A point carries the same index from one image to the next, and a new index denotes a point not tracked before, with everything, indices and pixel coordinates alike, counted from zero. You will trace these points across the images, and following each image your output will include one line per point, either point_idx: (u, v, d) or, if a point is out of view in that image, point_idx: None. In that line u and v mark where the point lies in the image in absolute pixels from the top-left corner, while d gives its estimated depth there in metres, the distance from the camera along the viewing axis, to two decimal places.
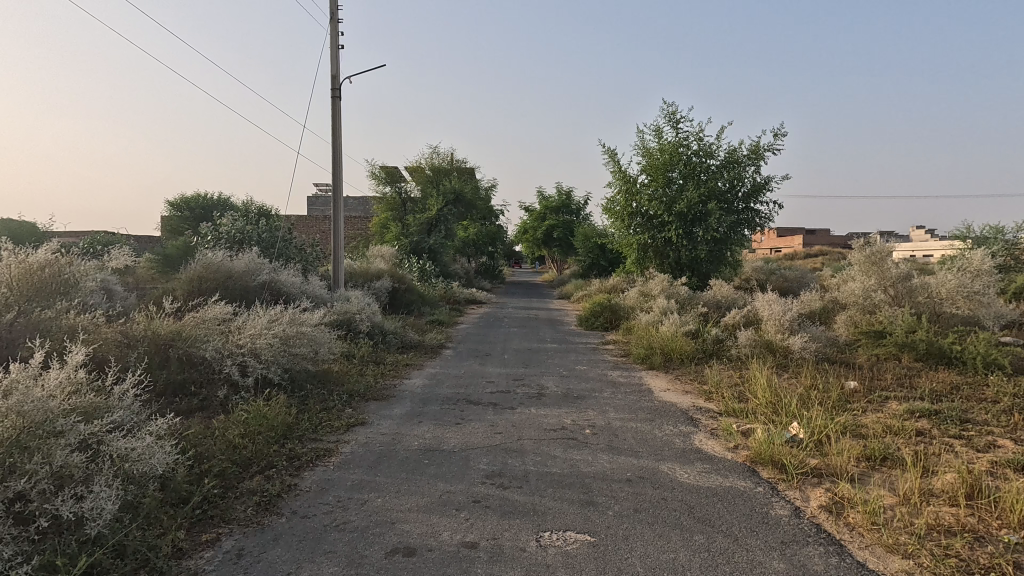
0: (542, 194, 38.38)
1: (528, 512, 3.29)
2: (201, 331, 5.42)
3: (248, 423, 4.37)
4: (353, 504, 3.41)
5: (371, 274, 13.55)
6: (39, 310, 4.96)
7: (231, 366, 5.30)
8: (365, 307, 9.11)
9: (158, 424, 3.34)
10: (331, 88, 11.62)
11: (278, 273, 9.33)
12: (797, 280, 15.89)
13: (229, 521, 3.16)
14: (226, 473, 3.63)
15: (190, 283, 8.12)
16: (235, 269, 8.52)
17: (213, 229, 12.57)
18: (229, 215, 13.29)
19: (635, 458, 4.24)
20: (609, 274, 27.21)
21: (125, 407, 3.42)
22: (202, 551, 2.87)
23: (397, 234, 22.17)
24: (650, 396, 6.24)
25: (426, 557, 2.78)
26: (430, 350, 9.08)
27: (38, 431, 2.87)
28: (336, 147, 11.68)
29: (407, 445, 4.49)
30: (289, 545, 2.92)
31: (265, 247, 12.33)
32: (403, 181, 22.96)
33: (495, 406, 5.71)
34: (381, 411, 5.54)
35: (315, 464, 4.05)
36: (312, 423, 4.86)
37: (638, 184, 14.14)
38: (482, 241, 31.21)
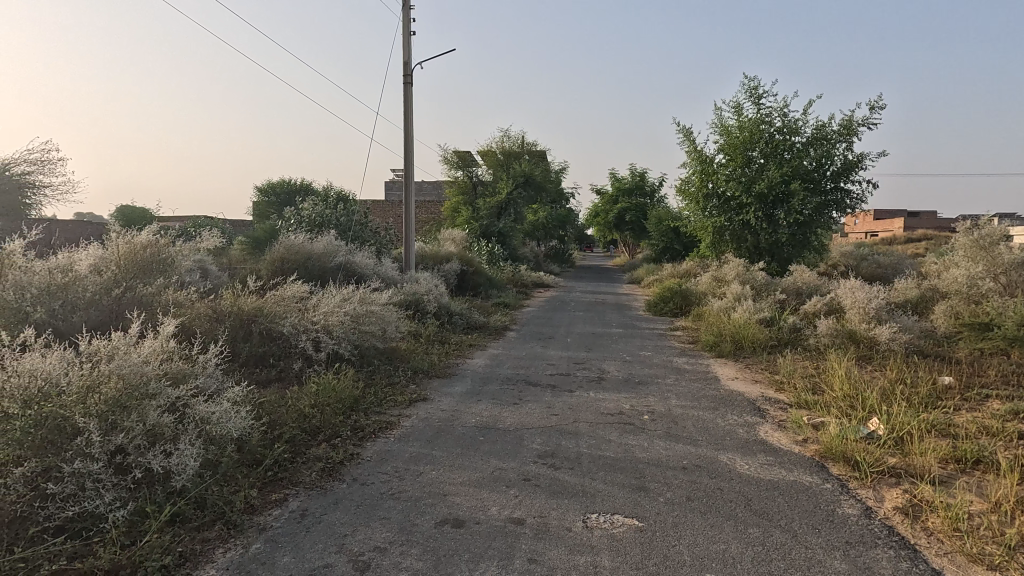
0: (614, 176, 37.52)
1: (577, 493, 3.29)
2: (280, 308, 5.82)
3: (317, 395, 4.64)
4: (409, 475, 3.56)
5: (441, 257, 13.91)
6: (143, 286, 5.53)
7: (306, 341, 5.64)
8: (433, 288, 9.37)
9: (236, 391, 3.64)
10: (404, 74, 11.93)
11: (353, 255, 9.79)
12: (893, 266, 14.62)
13: (296, 484, 3.40)
14: (296, 439, 3.89)
15: (273, 263, 8.72)
16: (314, 250, 9.04)
17: (296, 214, 13.37)
18: (311, 199, 14.07)
19: (693, 446, 4.13)
20: (683, 259, 26.29)
21: (209, 374, 3.75)
22: (271, 509, 3.11)
23: (468, 218, 22.56)
24: (715, 384, 6.03)
25: (473, 530, 2.87)
26: (495, 331, 9.23)
27: (135, 392, 3.23)
28: (408, 132, 12.03)
29: (465, 422, 4.62)
30: (346, 509, 3.10)
31: (342, 230, 12.93)
32: (475, 165, 23.26)
33: (554, 388, 5.73)
34: (443, 388, 5.72)
35: (378, 435, 4.25)
36: (377, 397, 5.10)
37: (714, 164, 13.50)
38: (552, 225, 31.07)
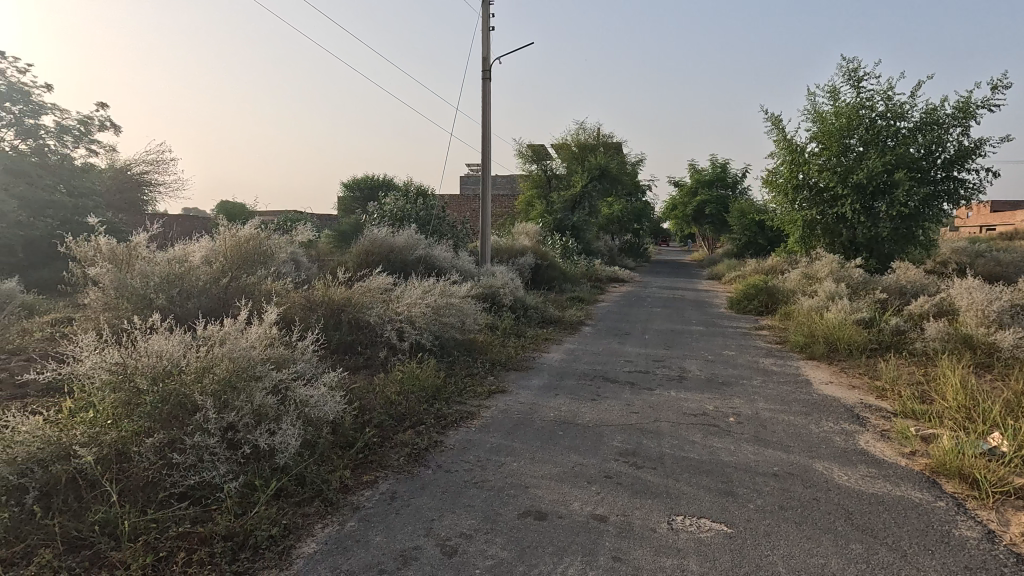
0: (694, 167, 36.12)
1: (661, 493, 3.23)
2: (367, 299, 6.10)
3: (402, 383, 4.83)
4: (491, 465, 3.63)
5: (516, 251, 14.02)
6: (246, 276, 5.97)
7: (391, 331, 5.88)
8: (509, 281, 9.47)
9: (330, 377, 3.86)
10: (483, 69, 12.09)
11: (432, 248, 10.07)
12: (1016, 265, 13.08)
13: (385, 467, 3.57)
14: (384, 425, 4.07)
15: (358, 256, 9.16)
16: (396, 243, 9.39)
17: (378, 208, 13.95)
18: (392, 194, 14.62)
19: (784, 452, 3.92)
20: (768, 254, 24.88)
21: (306, 359, 4.00)
22: (363, 489, 3.28)
23: (542, 211, 22.56)
24: (807, 388, 5.68)
25: (557, 523, 2.88)
26: (570, 326, 9.19)
27: (243, 374, 3.50)
28: (486, 127, 12.19)
29: (543, 416, 4.64)
30: (433, 495, 3.22)
31: (421, 224, 13.32)
32: (549, 158, 23.22)
33: (633, 385, 5.63)
34: (520, 381, 5.78)
35: (460, 424, 4.37)
36: (458, 387, 5.24)
37: (806, 154, 12.67)
38: (627, 219, 30.43)
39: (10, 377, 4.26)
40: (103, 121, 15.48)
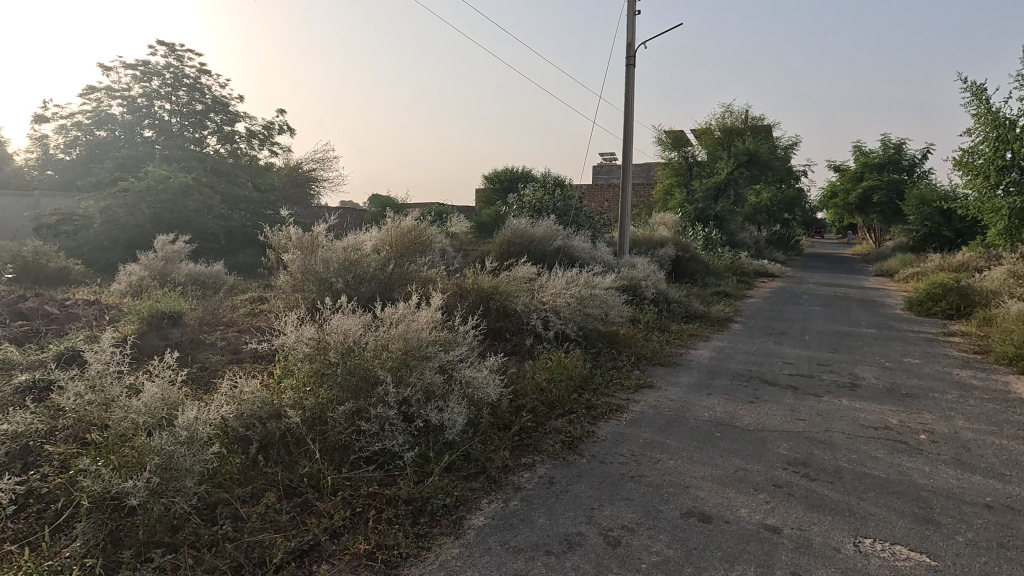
0: (860, 149, 32.03)
1: (842, 511, 2.93)
2: (514, 287, 6.29)
3: (551, 370, 4.92)
4: (647, 460, 3.57)
5: (655, 242, 13.58)
6: (407, 264, 6.47)
7: (537, 320, 6.02)
8: (651, 273, 9.18)
9: (490, 361, 4.05)
10: (626, 56, 11.80)
11: (572, 239, 10.09)
12: None
13: (541, 451, 3.68)
14: (538, 411, 4.20)
15: (501, 246, 9.49)
16: (537, 234, 9.58)
17: (518, 199, 14.33)
18: (532, 185, 14.91)
19: (997, 481, 3.34)
20: (955, 248, 21.30)
21: (467, 342, 4.24)
22: (522, 471, 3.42)
23: (681, 201, 21.55)
24: (1021, 408, 4.78)
25: (724, 528, 2.76)
26: (717, 322, 8.70)
27: (415, 353, 3.80)
28: (628, 114, 11.89)
29: (696, 415, 4.45)
30: (590, 484, 3.25)
31: (559, 214, 13.41)
32: (690, 145, 22.08)
33: (796, 390, 5.17)
34: (668, 377, 5.61)
35: (610, 417, 4.36)
36: (605, 379, 5.21)
37: (1018, 128, 10.59)
38: (778, 208, 27.93)
39: (229, 345, 5.07)
40: (284, 126, 17.70)
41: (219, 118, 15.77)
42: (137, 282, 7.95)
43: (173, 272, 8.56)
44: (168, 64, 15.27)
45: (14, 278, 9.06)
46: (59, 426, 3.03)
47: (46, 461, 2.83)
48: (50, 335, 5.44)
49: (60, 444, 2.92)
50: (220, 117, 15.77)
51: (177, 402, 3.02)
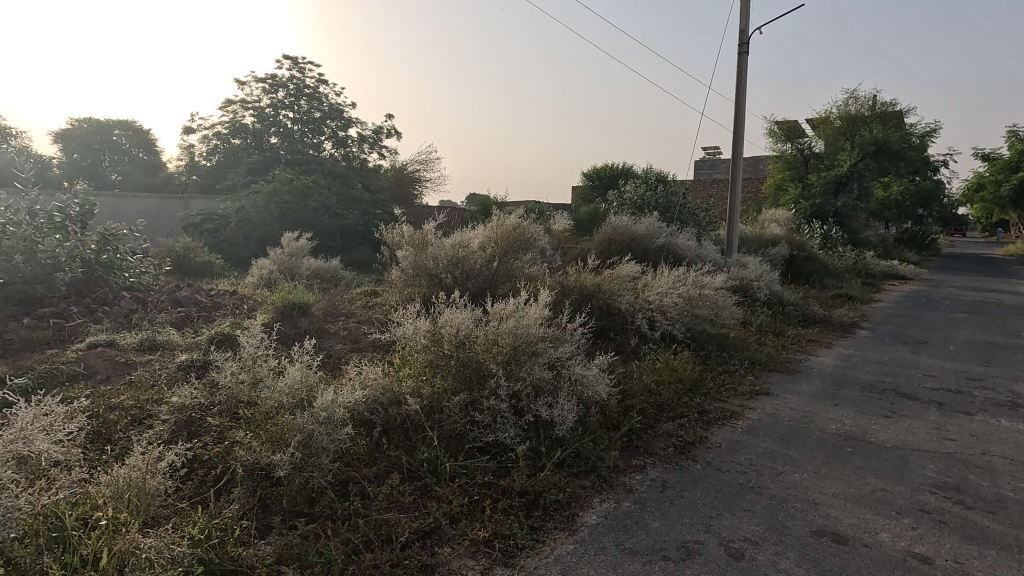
0: (1016, 135, 27.89)
1: (1008, 546, 2.58)
2: (619, 286, 6.17)
3: (659, 372, 4.78)
4: (768, 472, 3.36)
5: (766, 240, 12.74)
6: (512, 261, 6.57)
7: (642, 319, 5.87)
8: (765, 273, 8.62)
9: (599, 359, 4.01)
10: (739, 43, 11.16)
11: (676, 237, 9.72)
12: None
13: (652, 454, 3.60)
14: (647, 412, 4.10)
15: (602, 243, 9.37)
16: (639, 231, 9.35)
17: (619, 197, 14.07)
18: (633, 182, 14.56)
19: None
20: None
21: (575, 340, 4.22)
22: (634, 472, 3.36)
23: (796, 196, 20.03)
24: None
25: (863, 552, 2.53)
26: (840, 328, 7.99)
27: (525, 348, 3.84)
28: (739, 105, 11.24)
29: (822, 427, 4.12)
30: (706, 491, 3.12)
31: (662, 211, 12.98)
32: (806, 136, 20.46)
33: (941, 406, 4.62)
34: (787, 384, 5.24)
35: (724, 423, 4.16)
36: (716, 383, 4.97)
37: None
38: (910, 203, 25.08)
39: (350, 335, 5.45)
40: (392, 130, 18.70)
41: (334, 124, 16.85)
42: (269, 275, 8.79)
43: (299, 267, 9.37)
44: (292, 76, 16.74)
45: (170, 270, 10.37)
46: (215, 401, 3.41)
47: (206, 431, 3.19)
48: (202, 321, 6.17)
49: (217, 417, 3.28)
50: (337, 124, 16.98)
51: (313, 385, 3.29)
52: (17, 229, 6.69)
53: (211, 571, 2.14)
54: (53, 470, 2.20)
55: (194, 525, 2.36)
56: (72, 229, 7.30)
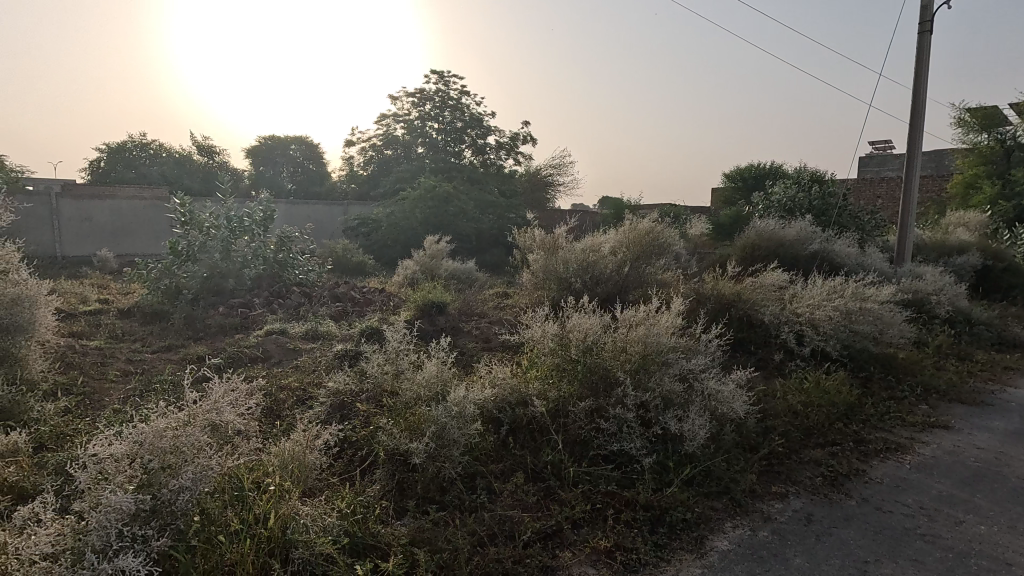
0: None
1: None
2: (762, 295, 5.69)
3: (807, 392, 4.32)
4: (944, 519, 2.89)
5: (950, 248, 10.92)
6: (645, 266, 6.37)
7: (789, 333, 5.35)
8: (947, 286, 7.39)
9: (737, 374, 3.73)
10: (921, 20, 9.69)
11: (834, 242, 8.72)
12: None
13: (796, 483, 3.27)
14: (791, 436, 3.74)
15: (745, 249, 8.73)
16: (788, 236, 8.55)
17: (765, 198, 12.99)
18: (783, 182, 13.35)
19: None
20: None
21: (711, 352, 3.97)
22: (773, 500, 3.09)
23: (993, 196, 16.89)
24: None
25: None
26: None
27: (655, 357, 3.70)
28: (919, 92, 9.77)
29: (1021, 474, 3.43)
30: (862, 532, 2.77)
31: (817, 214, 11.72)
32: (1009, 124, 17.27)
33: None
34: (972, 419, 4.45)
35: (887, 457, 3.65)
36: (879, 410, 4.38)
37: None
38: None
39: (482, 335, 5.68)
40: (528, 136, 19.17)
41: (474, 133, 17.72)
42: (412, 275, 9.49)
43: (438, 268, 9.98)
44: (437, 89, 17.89)
45: (331, 268, 11.65)
46: (363, 388, 3.76)
47: (355, 414, 3.53)
48: (355, 315, 6.84)
49: (364, 403, 3.62)
50: (476, 132, 17.80)
51: (447, 380, 3.48)
52: (217, 232, 7.95)
53: (355, 542, 2.36)
54: (236, 438, 2.58)
55: (343, 499, 2.62)
56: (256, 232, 8.51)
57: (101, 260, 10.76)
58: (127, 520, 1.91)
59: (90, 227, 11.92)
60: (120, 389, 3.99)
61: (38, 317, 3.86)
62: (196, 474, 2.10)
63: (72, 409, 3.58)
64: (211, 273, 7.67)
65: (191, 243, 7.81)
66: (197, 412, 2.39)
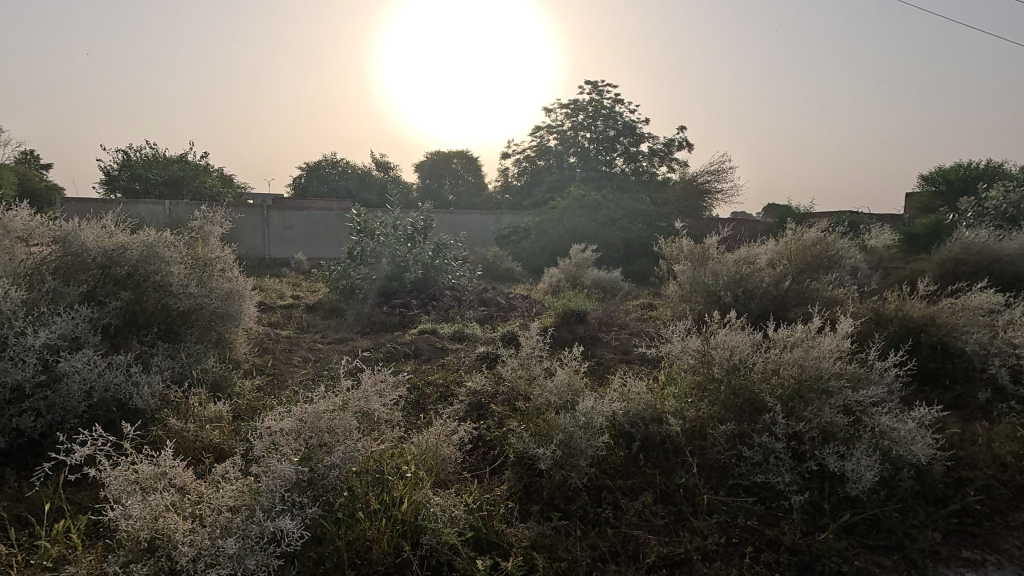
0: None
1: None
2: (963, 320, 4.76)
3: (1022, 440, 3.51)
4: None
5: None
6: (810, 281, 5.71)
7: (1000, 367, 4.41)
8: None
9: (922, 412, 3.15)
10: None
11: None
12: None
13: (998, 551, 2.69)
14: (996, 493, 3.07)
15: (944, 264, 7.39)
16: (1006, 250, 7.05)
17: (977, 204, 10.86)
18: (1003, 184, 11.05)
19: None
20: None
21: (887, 383, 3.38)
22: (962, 568, 2.57)
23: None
24: None
25: None
26: None
27: (813, 385, 3.25)
28: None
29: None
30: None
31: None
32: None
33: None
34: None
35: None
36: None
37: None
38: None
39: (621, 346, 5.57)
40: (684, 141, 18.38)
41: (626, 141, 17.51)
42: (556, 283, 9.64)
43: (583, 276, 10.01)
44: (590, 99, 17.98)
45: (482, 274, 12.32)
46: (499, 390, 3.91)
47: (490, 415, 3.69)
48: (499, 319, 7.16)
49: (499, 405, 3.76)
50: (628, 140, 17.55)
51: (579, 389, 3.46)
52: (385, 239, 8.89)
53: (479, 537, 2.46)
54: (382, 426, 2.84)
55: (471, 495, 2.75)
56: (418, 239, 9.34)
57: (296, 262, 12.63)
58: (289, 487, 2.22)
59: (290, 234, 14.08)
60: (300, 373, 4.65)
61: (243, 308, 4.66)
62: (345, 455, 2.37)
63: (264, 387, 4.26)
64: (378, 276, 8.57)
65: (364, 249, 8.83)
66: (349, 399, 2.69)
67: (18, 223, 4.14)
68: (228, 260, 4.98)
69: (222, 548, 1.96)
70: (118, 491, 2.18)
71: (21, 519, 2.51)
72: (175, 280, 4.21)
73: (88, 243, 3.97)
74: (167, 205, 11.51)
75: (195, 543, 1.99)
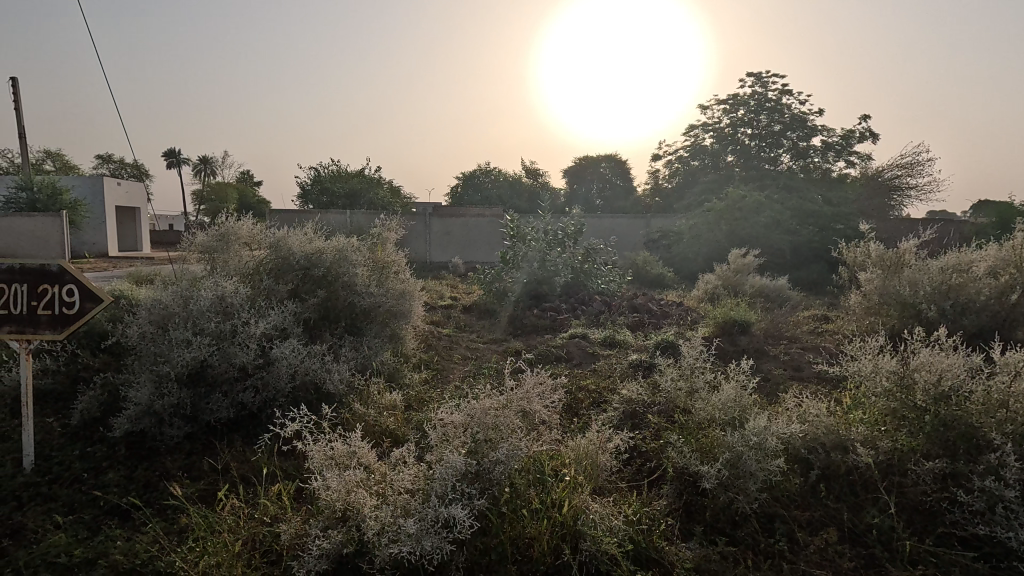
0: None
1: None
2: None
3: None
4: None
5: None
6: None
7: None
8: None
9: None
10: None
11: None
12: None
13: None
14: None
15: None
16: None
17: None
18: None
19: None
20: None
21: None
22: None
23: None
24: None
25: None
26: None
27: None
28: None
29: None
30: None
31: None
32: None
33: None
34: None
35: None
36: None
37: None
38: None
39: (791, 361, 5.06)
40: (867, 131, 16.18)
41: (795, 135, 15.94)
42: (713, 291, 9.08)
43: (743, 284, 9.30)
44: (753, 92, 16.69)
45: (631, 280, 12.07)
46: (655, 401, 3.77)
47: (646, 426, 3.57)
48: (651, 327, 6.93)
49: (656, 416, 3.63)
50: (797, 134, 15.94)
51: (747, 406, 3.19)
52: (537, 244, 9.13)
53: (639, 551, 2.39)
54: (541, 427, 2.89)
55: (630, 506, 2.68)
56: (568, 244, 9.46)
57: (453, 266, 13.50)
58: (459, 478, 2.36)
59: (449, 239, 15.11)
60: (460, 370, 4.96)
61: (412, 307, 5.10)
62: (509, 451, 2.45)
63: (430, 380, 4.62)
64: (530, 280, 8.82)
65: (517, 254, 9.16)
66: (512, 397, 2.78)
67: (244, 231, 4.99)
68: (401, 263, 5.48)
69: (403, 526, 2.15)
70: (320, 463, 2.50)
71: (246, 479, 3.01)
72: (359, 281, 4.74)
73: (295, 249, 4.65)
74: (349, 214, 13.05)
75: (380, 517, 2.20)
